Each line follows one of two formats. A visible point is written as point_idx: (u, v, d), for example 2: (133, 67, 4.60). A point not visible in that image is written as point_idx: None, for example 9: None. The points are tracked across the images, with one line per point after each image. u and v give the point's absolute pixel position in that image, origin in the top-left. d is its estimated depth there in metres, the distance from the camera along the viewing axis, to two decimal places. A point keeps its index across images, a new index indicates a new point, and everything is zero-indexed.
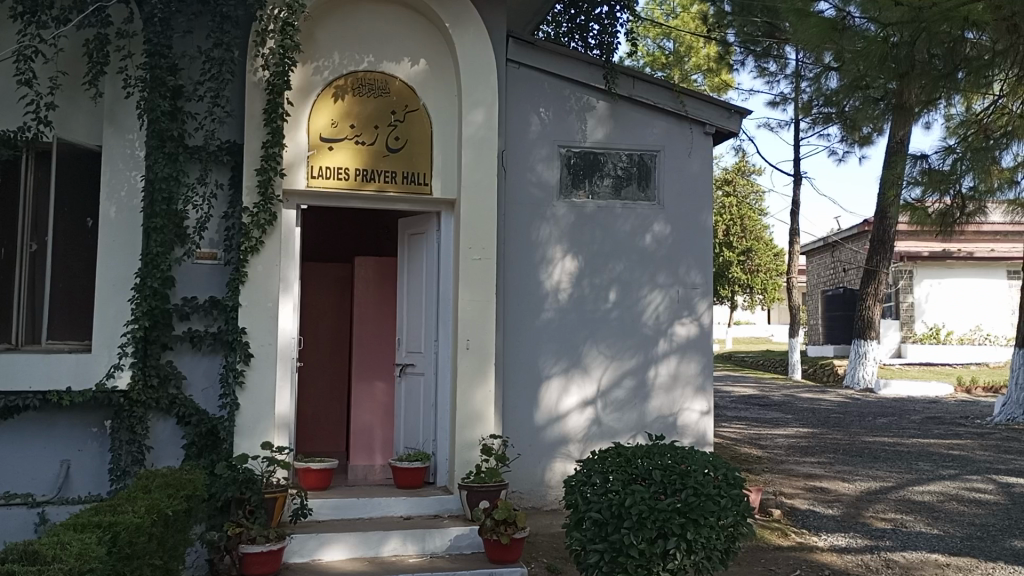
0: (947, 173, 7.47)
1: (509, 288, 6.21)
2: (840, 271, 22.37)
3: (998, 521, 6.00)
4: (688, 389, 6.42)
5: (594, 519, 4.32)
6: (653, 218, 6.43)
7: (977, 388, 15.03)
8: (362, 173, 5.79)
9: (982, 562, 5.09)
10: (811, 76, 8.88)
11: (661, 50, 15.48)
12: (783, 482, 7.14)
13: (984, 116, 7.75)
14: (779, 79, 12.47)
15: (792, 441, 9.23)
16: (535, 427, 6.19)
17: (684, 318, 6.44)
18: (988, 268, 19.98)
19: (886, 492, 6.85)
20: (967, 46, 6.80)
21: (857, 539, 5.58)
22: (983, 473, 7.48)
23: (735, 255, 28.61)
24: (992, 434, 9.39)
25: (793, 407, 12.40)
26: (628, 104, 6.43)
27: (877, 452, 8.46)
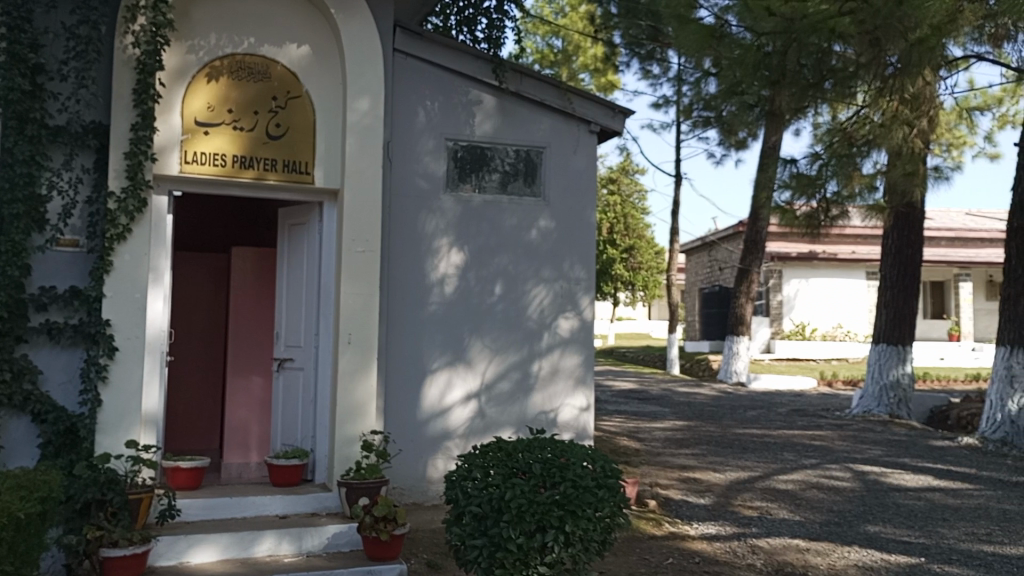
0: (814, 177, 8.05)
1: (394, 281, 6.14)
2: (716, 269, 23.31)
3: (854, 506, 6.40)
4: (570, 383, 6.49)
5: (474, 513, 4.34)
6: (538, 213, 6.47)
7: (838, 381, 16.01)
8: (239, 160, 5.57)
9: (838, 546, 5.41)
10: (692, 80, 9.19)
11: (550, 48, 15.63)
12: (658, 474, 7.37)
13: (848, 125, 8.06)
14: (662, 82, 12.83)
15: (669, 433, 9.53)
16: (417, 421, 6.14)
17: (568, 313, 6.51)
18: (849, 269, 21.28)
19: (753, 481, 7.18)
20: (833, 57, 7.25)
21: (725, 527, 5.82)
22: (841, 462, 7.95)
23: (619, 253, 29.34)
24: (850, 425, 10.01)
25: (670, 401, 12.81)
26: (516, 99, 6.44)
27: (747, 444, 8.86)
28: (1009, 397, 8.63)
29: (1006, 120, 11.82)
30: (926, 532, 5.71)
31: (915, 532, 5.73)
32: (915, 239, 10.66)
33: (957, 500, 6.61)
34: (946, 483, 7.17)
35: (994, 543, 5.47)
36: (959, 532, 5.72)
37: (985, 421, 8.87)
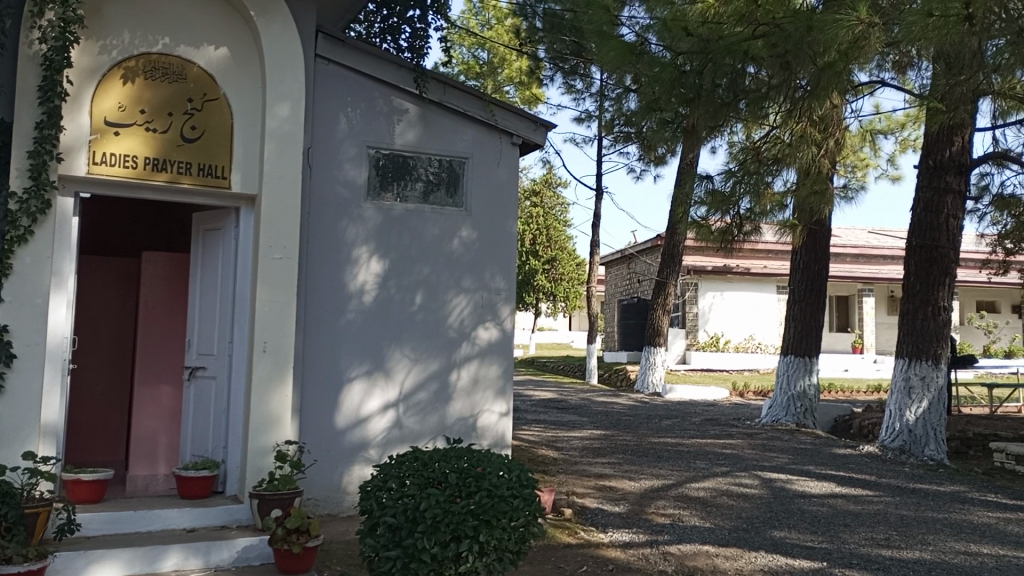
0: (728, 195, 8.36)
1: (312, 289, 6.06)
2: (635, 281, 23.76)
3: (762, 513, 6.62)
4: (489, 392, 6.51)
5: (388, 524, 4.32)
6: (459, 223, 6.48)
7: (749, 392, 16.59)
8: (152, 162, 5.42)
9: (745, 551, 5.58)
10: (613, 95, 9.38)
11: (475, 59, 15.72)
12: (575, 482, 7.46)
13: (761, 145, 8.39)
14: (584, 97, 13.04)
15: (586, 443, 9.66)
16: (334, 431, 6.06)
17: (487, 323, 6.53)
18: (761, 283, 22.04)
19: (667, 489, 7.35)
20: (748, 78, 7.45)
21: (638, 534, 5.94)
22: (750, 470, 8.21)
23: (541, 264, 29.61)
24: (759, 434, 10.35)
25: (588, 410, 13.00)
26: (439, 109, 6.45)
27: (661, 452, 9.06)
28: (907, 407, 9.07)
29: (907, 144, 12.45)
30: (828, 537, 5.95)
31: (818, 537, 5.96)
32: (822, 255, 11.17)
33: (858, 506, 6.90)
34: (847, 490, 7.49)
35: (891, 547, 5.74)
36: (859, 537, 5.98)
37: (885, 429, 9.29)
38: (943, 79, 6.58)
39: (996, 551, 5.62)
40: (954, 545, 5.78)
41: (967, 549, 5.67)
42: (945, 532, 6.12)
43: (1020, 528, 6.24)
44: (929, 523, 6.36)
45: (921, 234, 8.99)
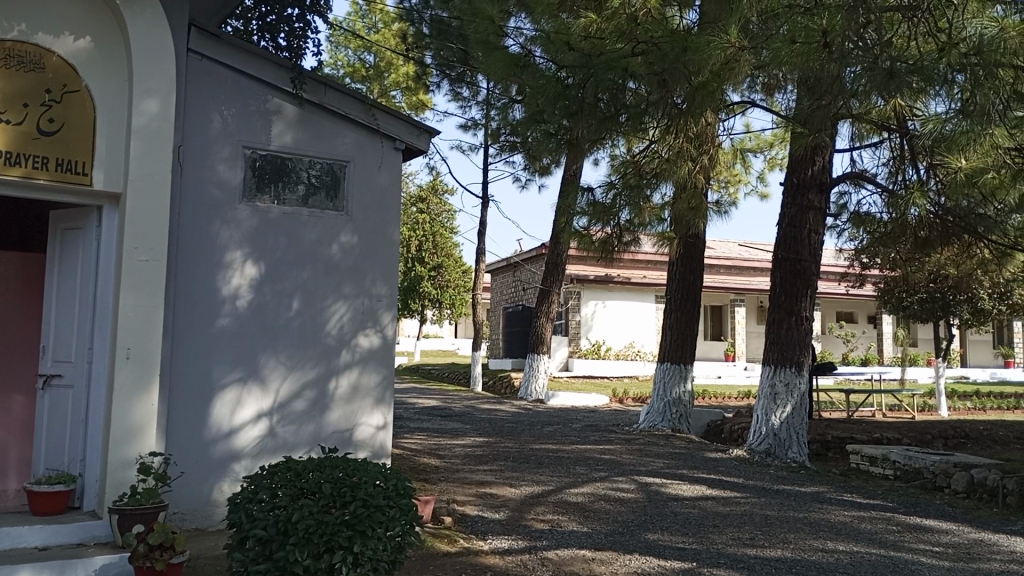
0: (609, 206, 8.61)
1: (181, 294, 5.82)
2: (520, 289, 24.03)
3: (636, 516, 6.79)
4: (368, 401, 6.37)
5: (258, 537, 4.16)
6: (339, 228, 6.33)
7: (628, 399, 17.06)
8: (4, 155, 5.06)
9: (620, 554, 5.71)
10: (499, 104, 9.47)
11: (362, 62, 15.52)
12: (456, 490, 7.42)
13: (640, 159, 8.59)
14: (471, 105, 13.09)
15: (468, 450, 9.66)
16: (203, 442, 5.83)
17: (367, 330, 6.38)
18: (640, 293, 22.75)
19: (546, 495, 7.43)
20: (628, 94, 7.66)
21: (517, 541, 5.97)
22: (627, 474, 8.43)
23: (426, 271, 29.49)
24: (637, 439, 10.65)
25: (472, 417, 13.01)
26: (319, 111, 6.31)
27: (543, 458, 9.16)
28: (772, 411, 9.53)
29: (775, 163, 13.15)
30: (699, 538, 6.17)
31: (688, 538, 6.16)
32: (697, 266, 11.60)
33: (726, 507, 7.19)
34: (717, 492, 7.79)
35: (756, 546, 6.00)
36: (727, 537, 6.23)
37: (753, 434, 9.69)
38: (807, 101, 6.93)
39: (850, 548, 5.97)
40: (813, 543, 6.11)
41: (824, 546, 6.00)
42: (805, 531, 6.45)
43: (871, 525, 6.66)
44: (791, 522, 6.70)
45: (786, 248, 9.50)
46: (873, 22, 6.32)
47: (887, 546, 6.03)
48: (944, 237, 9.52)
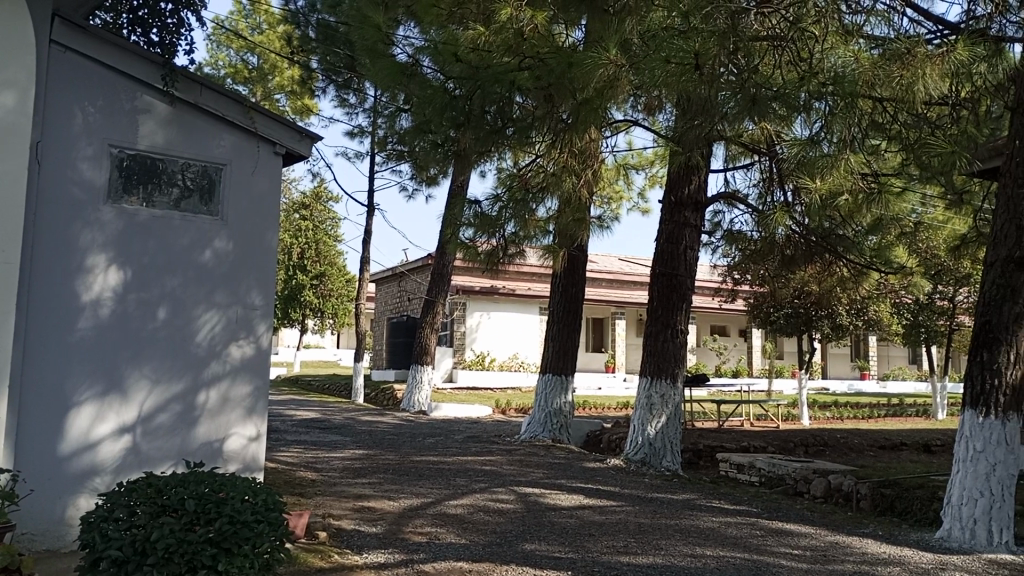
0: (494, 218, 8.62)
1: (35, 300, 5.50)
2: (405, 299, 23.89)
3: (514, 527, 6.83)
4: (238, 413, 6.09)
5: (112, 558, 3.95)
6: (212, 233, 6.06)
7: (510, 409, 17.21)
8: None
9: (497, 565, 5.71)
10: (385, 112, 9.40)
11: (244, 63, 15.09)
12: (332, 504, 7.25)
13: (526, 172, 8.83)
14: (358, 112, 12.93)
15: (346, 463, 9.47)
16: (57, 458, 5.50)
17: (241, 339, 6.11)
18: (525, 305, 23.08)
19: (425, 507, 7.38)
20: (515, 107, 7.70)
21: (394, 554, 5.89)
22: (507, 485, 8.47)
23: (308, 279, 28.85)
24: (517, 450, 10.74)
25: (352, 429, 12.78)
26: (193, 110, 6.05)
27: (422, 471, 9.08)
28: (648, 421, 9.82)
29: (656, 181, 13.63)
30: (574, 547, 6.25)
31: (565, 548, 6.24)
32: (579, 279, 11.88)
33: (602, 516, 7.34)
34: (594, 501, 7.95)
35: (629, 553, 6.14)
36: (602, 545, 6.35)
37: (629, 443, 9.93)
38: (681, 121, 7.15)
39: (717, 552, 6.20)
40: (682, 548, 6.31)
41: (693, 552, 6.20)
42: (676, 537, 6.66)
43: (737, 531, 6.94)
44: (663, 529, 6.91)
45: (663, 263, 9.85)
46: (740, 50, 6.64)
47: (751, 550, 6.30)
48: (808, 256, 9.98)
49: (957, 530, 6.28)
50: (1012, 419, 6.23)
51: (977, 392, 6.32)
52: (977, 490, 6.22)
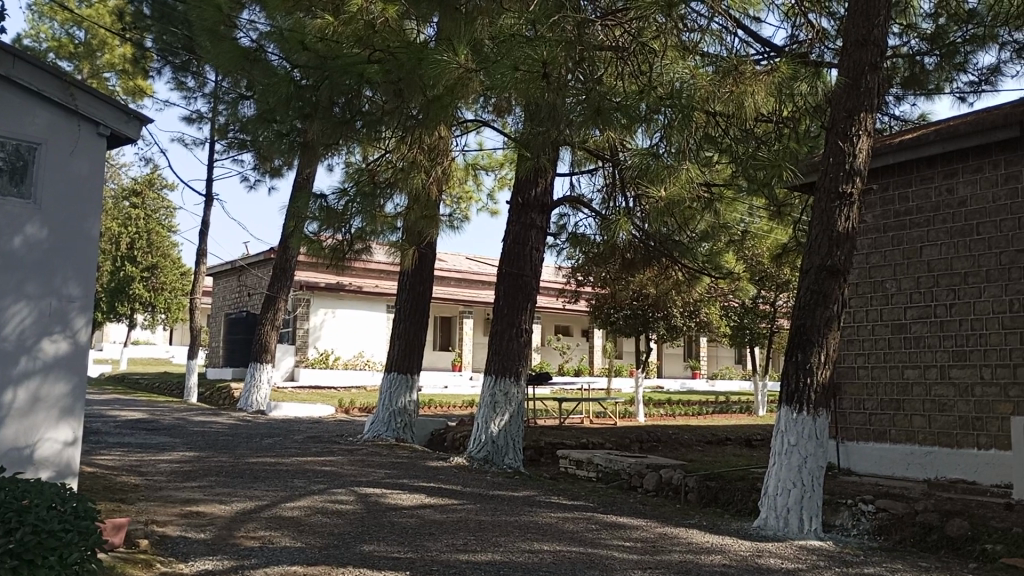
0: (340, 212, 8.39)
1: None
2: (245, 295, 22.97)
3: (353, 529, 6.68)
4: (51, 414, 5.61)
5: None
6: (24, 218, 5.55)
7: (354, 409, 16.91)
8: None
9: (333, 568, 5.56)
10: (225, 98, 8.98)
11: (70, 38, 13.98)
12: (156, 510, 6.82)
13: (374, 167, 8.68)
14: (196, 97, 12.27)
15: (174, 466, 8.95)
16: None
17: (55, 334, 5.62)
18: (371, 302, 22.78)
19: (259, 510, 7.09)
20: (364, 100, 7.59)
21: (223, 561, 5.61)
22: (346, 486, 8.29)
23: (138, 271, 27.12)
24: (359, 450, 10.55)
25: (182, 431, 12.10)
26: (6, 84, 5.57)
27: (258, 473, 8.73)
28: (492, 420, 9.90)
29: (505, 183, 13.82)
30: (413, 547, 6.19)
31: (404, 548, 6.17)
32: (427, 277, 11.83)
33: (442, 515, 7.33)
34: (435, 500, 7.92)
35: (469, 551, 6.16)
36: (441, 544, 6.34)
37: (473, 442, 9.97)
38: (529, 128, 7.27)
39: (553, 547, 6.34)
40: (521, 544, 6.40)
41: (531, 548, 6.30)
42: (515, 533, 6.75)
43: (574, 525, 7.12)
44: (502, 526, 6.98)
45: (510, 263, 9.98)
46: (586, 59, 6.88)
47: (586, 544, 6.48)
48: (646, 260, 10.44)
49: (772, 519, 6.74)
50: (822, 414, 6.75)
51: (792, 390, 6.80)
52: (791, 481, 6.70)
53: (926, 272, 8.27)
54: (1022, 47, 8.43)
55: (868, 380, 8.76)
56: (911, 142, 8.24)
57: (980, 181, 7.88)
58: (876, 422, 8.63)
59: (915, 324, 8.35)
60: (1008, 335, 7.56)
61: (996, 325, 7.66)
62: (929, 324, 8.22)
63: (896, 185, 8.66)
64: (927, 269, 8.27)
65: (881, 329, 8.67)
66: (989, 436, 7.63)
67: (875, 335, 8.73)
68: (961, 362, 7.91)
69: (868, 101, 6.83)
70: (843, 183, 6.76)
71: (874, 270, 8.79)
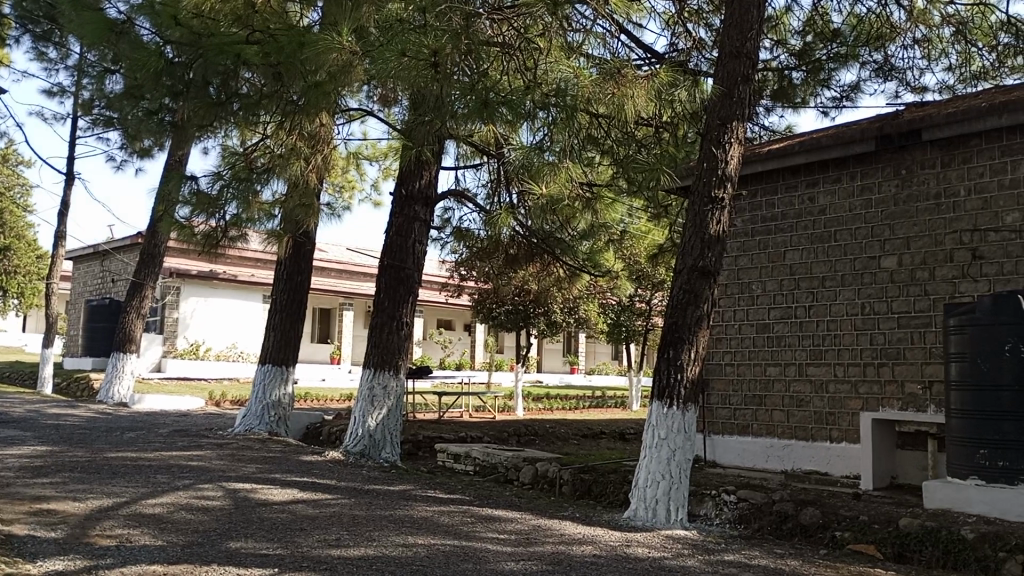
0: (214, 198, 8.11)
1: None
2: (109, 281, 21.74)
3: (219, 525, 6.44)
4: None
5: None
6: None
7: (225, 401, 16.31)
8: None
9: (196, 566, 5.34)
10: (90, 72, 8.49)
11: None
12: (2, 509, 6.35)
13: (251, 152, 8.43)
14: (58, 69, 11.49)
15: (23, 461, 8.36)
16: None
17: None
18: (246, 292, 22.03)
19: (118, 508, 6.73)
20: (241, 82, 7.34)
21: (76, 561, 5.29)
22: (214, 481, 7.99)
23: None
24: (229, 444, 10.18)
25: (33, 424, 11.33)
26: None
27: (118, 468, 8.28)
28: (370, 413, 9.76)
29: (390, 174, 13.67)
30: (283, 543, 6.03)
31: (273, 544, 5.99)
32: (304, 266, 11.54)
33: (315, 510, 7.17)
34: (308, 494, 7.75)
35: (340, 546, 6.05)
36: (312, 539, 6.20)
37: (349, 435, 9.81)
38: (412, 117, 7.17)
39: (427, 541, 6.32)
40: (395, 539, 6.35)
41: (405, 541, 6.26)
42: (389, 528, 6.68)
43: (449, 519, 7.13)
44: (376, 521, 6.90)
45: (392, 255, 9.88)
46: (472, 53, 6.75)
47: (461, 537, 6.49)
48: (529, 256, 10.60)
49: (641, 510, 6.96)
50: (690, 409, 7.02)
51: (664, 385, 7.04)
52: (660, 473, 6.95)
53: (789, 275, 8.75)
54: (880, 67, 9.00)
55: (733, 376, 9.19)
56: (778, 151, 8.68)
57: (839, 191, 8.41)
58: (739, 417, 9.06)
59: (777, 324, 8.82)
60: (860, 336, 8.09)
61: (849, 326, 8.18)
62: (790, 324, 8.69)
63: (764, 192, 9.10)
64: (790, 272, 8.75)
65: (747, 328, 9.11)
66: (841, 430, 8.15)
67: (741, 334, 9.16)
68: (818, 361, 8.42)
69: (740, 110, 7.15)
70: (716, 188, 7.05)
71: (742, 271, 9.22)
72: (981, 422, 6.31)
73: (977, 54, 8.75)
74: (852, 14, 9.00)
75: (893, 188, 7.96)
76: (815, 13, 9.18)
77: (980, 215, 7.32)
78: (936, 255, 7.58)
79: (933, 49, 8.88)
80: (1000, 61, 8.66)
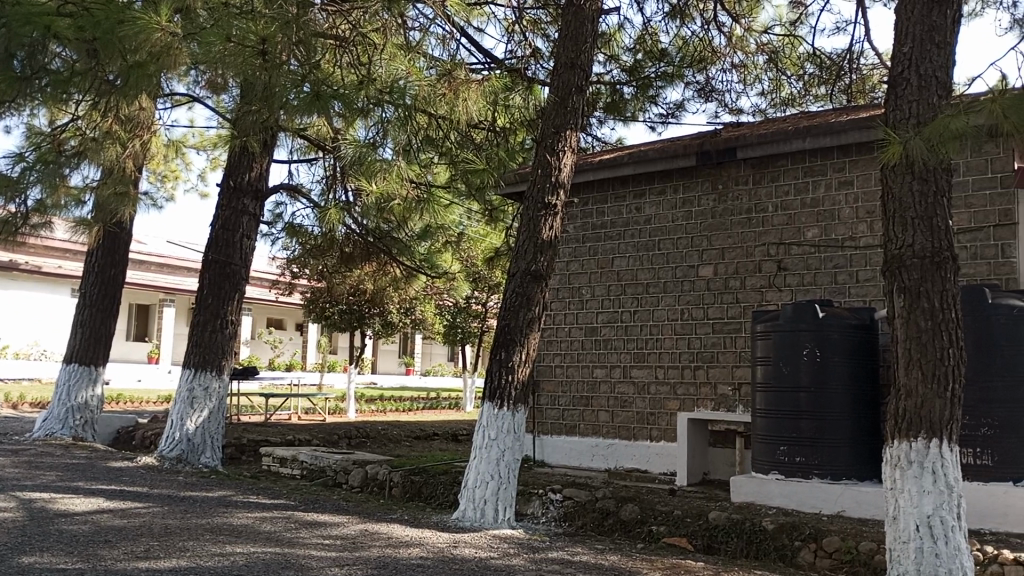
0: (15, 179, 7.43)
1: None
2: None
3: (9, 539, 5.86)
4: None
5: None
6: None
7: (23, 403, 14.92)
8: None
9: None
10: None
11: None
12: None
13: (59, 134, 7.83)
14: None
15: None
16: None
17: None
18: (52, 284, 20.39)
19: None
20: (50, 55, 6.75)
21: None
22: (6, 491, 7.27)
23: None
24: (25, 450, 9.29)
25: None
26: None
27: None
28: (188, 416, 9.23)
29: (217, 164, 13.01)
30: (84, 557, 5.57)
31: (72, 558, 5.53)
32: (120, 260, 10.74)
33: (122, 520, 6.67)
34: (115, 504, 7.21)
35: (149, 558, 5.67)
36: (117, 552, 5.76)
37: (165, 440, 9.24)
38: (241, 106, 6.84)
39: (246, 549, 6.04)
40: (211, 548, 6.02)
41: (222, 550, 5.96)
42: (205, 537, 6.34)
43: (272, 525, 6.86)
44: (191, 530, 6.52)
45: (217, 250, 9.39)
46: (303, 43, 6.56)
47: (283, 544, 6.26)
48: (366, 254, 10.45)
49: (470, 511, 7.00)
50: (519, 410, 7.13)
51: (494, 387, 7.12)
52: (489, 473, 7.01)
53: (616, 281, 9.12)
54: (702, 88, 9.58)
55: (562, 377, 9.46)
56: (609, 161, 9.04)
57: (663, 203, 8.85)
58: (567, 417, 9.34)
59: (605, 328, 9.16)
60: (679, 340, 8.55)
61: (670, 331, 8.63)
62: (616, 328, 9.05)
63: (595, 201, 9.44)
64: (617, 278, 9.12)
65: (576, 332, 9.41)
66: (660, 430, 8.57)
67: (570, 337, 9.45)
68: (641, 364, 8.81)
69: (573, 119, 7.37)
70: (549, 194, 7.22)
71: (573, 276, 9.53)
72: (781, 421, 6.85)
73: (786, 82, 9.49)
74: (678, 36, 9.52)
75: (710, 203, 8.49)
76: (645, 32, 9.59)
77: (785, 230, 7.95)
78: (747, 266, 8.15)
79: (749, 74, 9.54)
80: (805, 89, 9.42)
